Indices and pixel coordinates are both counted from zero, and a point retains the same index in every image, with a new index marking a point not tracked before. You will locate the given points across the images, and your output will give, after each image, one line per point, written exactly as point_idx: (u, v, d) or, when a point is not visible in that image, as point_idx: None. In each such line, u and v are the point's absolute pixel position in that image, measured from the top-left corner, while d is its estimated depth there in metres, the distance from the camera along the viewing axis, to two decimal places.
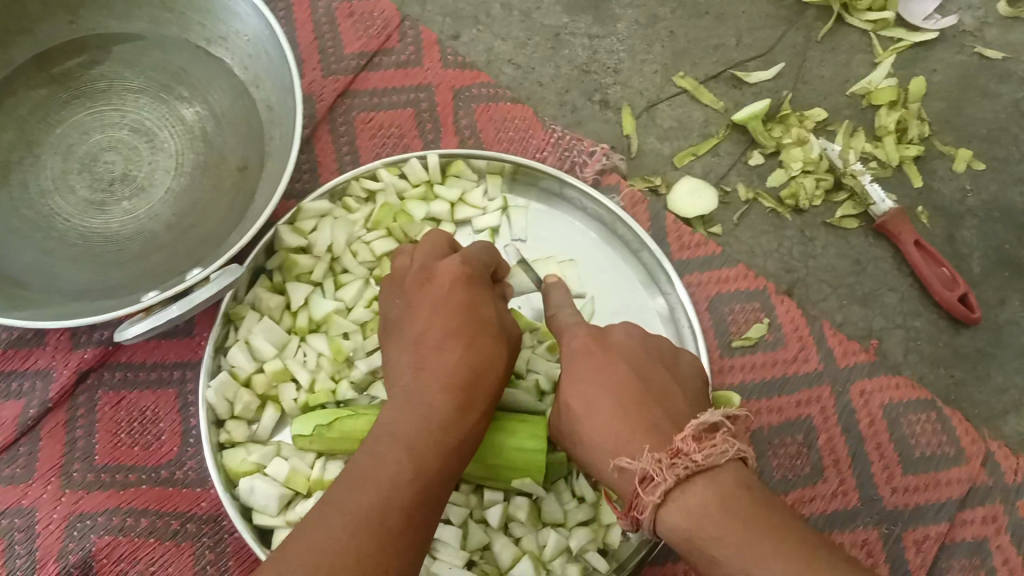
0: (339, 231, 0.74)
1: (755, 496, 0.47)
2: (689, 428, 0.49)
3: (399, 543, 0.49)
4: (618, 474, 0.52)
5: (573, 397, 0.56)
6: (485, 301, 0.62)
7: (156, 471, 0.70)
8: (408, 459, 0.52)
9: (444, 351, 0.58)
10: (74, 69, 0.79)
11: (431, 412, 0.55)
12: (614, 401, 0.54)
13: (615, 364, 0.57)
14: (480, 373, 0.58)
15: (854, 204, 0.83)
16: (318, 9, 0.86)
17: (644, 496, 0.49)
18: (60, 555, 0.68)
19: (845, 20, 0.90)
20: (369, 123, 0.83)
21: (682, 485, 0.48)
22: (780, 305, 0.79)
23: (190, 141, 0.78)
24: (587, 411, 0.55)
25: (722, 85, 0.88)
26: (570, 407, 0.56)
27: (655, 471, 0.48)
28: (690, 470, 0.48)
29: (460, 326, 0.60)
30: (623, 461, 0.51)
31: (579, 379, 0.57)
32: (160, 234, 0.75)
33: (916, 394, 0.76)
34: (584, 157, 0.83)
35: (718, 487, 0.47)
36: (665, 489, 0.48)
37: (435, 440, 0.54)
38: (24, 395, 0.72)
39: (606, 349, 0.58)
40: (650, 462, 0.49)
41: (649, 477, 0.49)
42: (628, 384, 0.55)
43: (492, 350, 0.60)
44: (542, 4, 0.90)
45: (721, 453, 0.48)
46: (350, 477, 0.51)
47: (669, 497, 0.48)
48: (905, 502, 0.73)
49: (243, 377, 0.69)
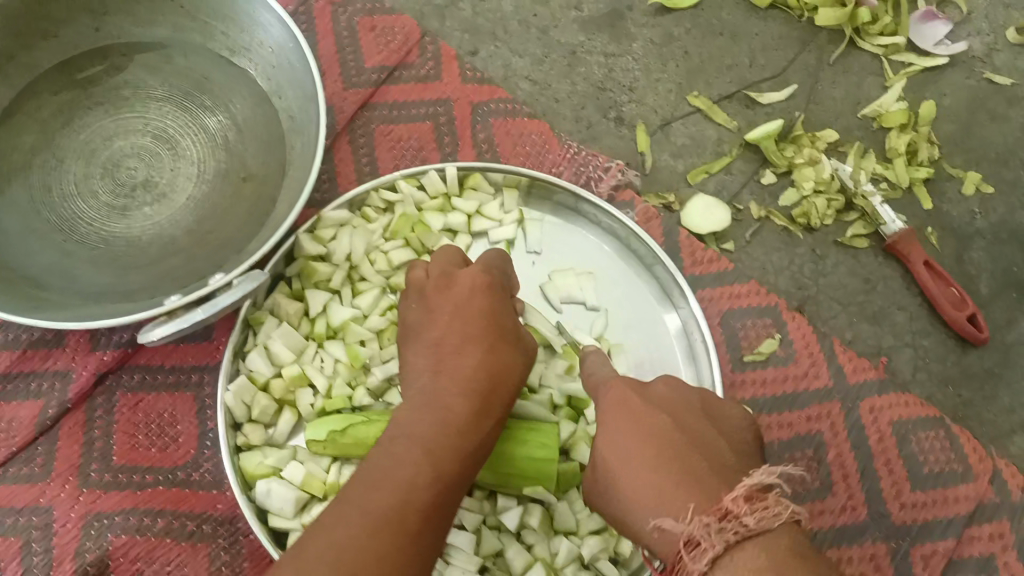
0: (358, 240, 0.75)
1: (815, 565, 0.43)
2: (736, 492, 0.46)
3: (414, 543, 0.49)
4: (659, 535, 0.49)
5: (608, 450, 0.55)
6: (506, 312, 0.64)
7: (172, 472, 0.71)
8: (424, 460, 0.52)
9: (462, 357, 0.60)
10: (99, 76, 0.80)
11: (448, 415, 0.56)
12: (654, 456, 0.53)
13: (651, 415, 0.56)
14: (496, 379, 0.59)
15: (865, 224, 0.84)
16: (339, 21, 0.87)
17: (691, 562, 0.46)
18: (76, 554, 0.69)
19: (856, 44, 0.91)
20: (387, 135, 0.84)
21: (733, 551, 0.45)
22: (791, 322, 0.79)
23: (212, 148, 0.79)
24: (625, 466, 0.54)
25: (736, 105, 0.89)
26: (607, 463, 0.55)
27: (702, 534, 0.45)
28: (740, 535, 0.45)
29: (479, 334, 0.61)
30: (666, 521, 0.48)
31: (615, 433, 0.56)
32: (181, 240, 0.76)
33: (924, 411, 0.77)
34: (599, 173, 0.84)
35: (771, 552, 0.44)
36: (713, 556, 0.45)
37: (451, 443, 0.54)
38: (42, 395, 0.72)
39: (643, 402, 0.57)
40: (697, 525, 0.46)
41: (696, 541, 0.46)
42: (672, 441, 0.53)
43: (509, 358, 0.61)
44: (559, 22, 0.91)
45: (772, 517, 0.45)
46: (367, 478, 0.52)
47: (718, 565, 0.45)
48: (913, 518, 0.74)
49: (261, 381, 0.70)
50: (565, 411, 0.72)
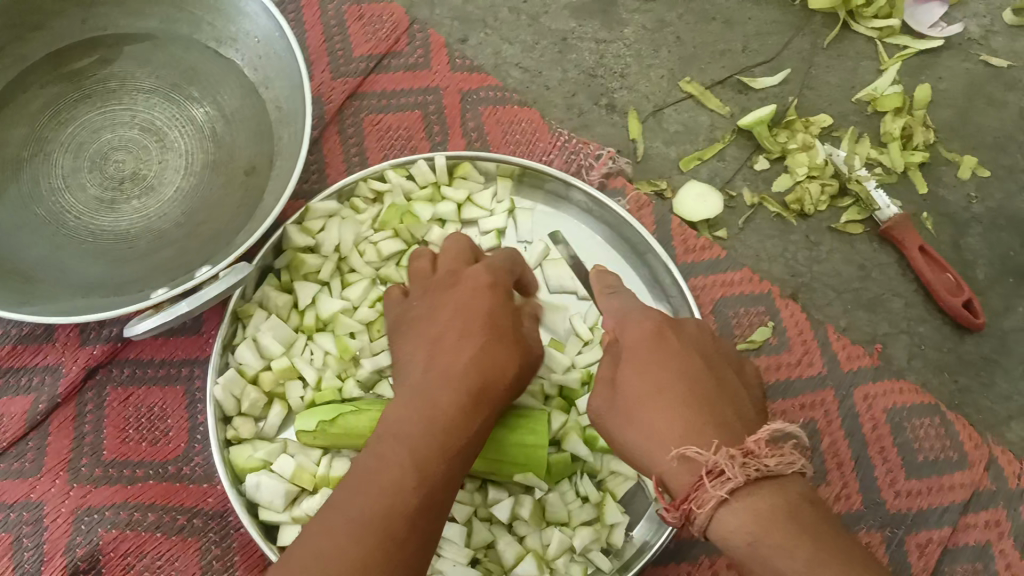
0: (346, 231, 0.74)
1: (818, 513, 0.47)
2: (760, 434, 0.48)
3: (402, 549, 0.48)
4: (678, 465, 0.50)
5: (635, 378, 0.55)
6: (504, 310, 0.62)
7: (164, 466, 0.71)
8: (411, 461, 0.51)
9: (458, 351, 0.57)
10: (85, 68, 0.79)
11: (438, 413, 0.54)
12: (685, 388, 0.53)
13: (684, 356, 0.56)
14: (489, 374, 0.57)
15: (859, 209, 0.83)
16: (327, 11, 0.87)
17: (710, 489, 0.47)
18: (66, 549, 0.68)
19: (851, 27, 0.90)
20: (377, 125, 0.83)
21: (750, 487, 0.47)
22: (785, 309, 0.79)
23: (200, 140, 0.79)
24: (651, 395, 0.53)
25: (729, 90, 0.88)
26: (630, 389, 0.55)
27: (728, 466, 0.47)
28: (761, 473, 0.47)
29: (475, 330, 0.59)
30: (690, 450, 0.49)
31: (643, 367, 0.55)
32: (170, 232, 0.75)
33: (920, 399, 0.76)
34: (590, 161, 0.84)
35: (784, 496, 0.47)
36: (734, 487, 0.47)
37: (439, 441, 0.52)
38: (33, 390, 0.72)
39: (677, 341, 0.57)
40: (722, 455, 0.47)
41: (719, 472, 0.47)
42: (698, 378, 0.54)
43: (504, 355, 0.59)
44: (550, 8, 0.91)
45: (789, 463, 0.47)
46: (355, 481, 0.50)
47: (735, 496, 0.47)
48: (908, 506, 0.73)
49: (250, 374, 0.69)
50: (558, 401, 0.71)
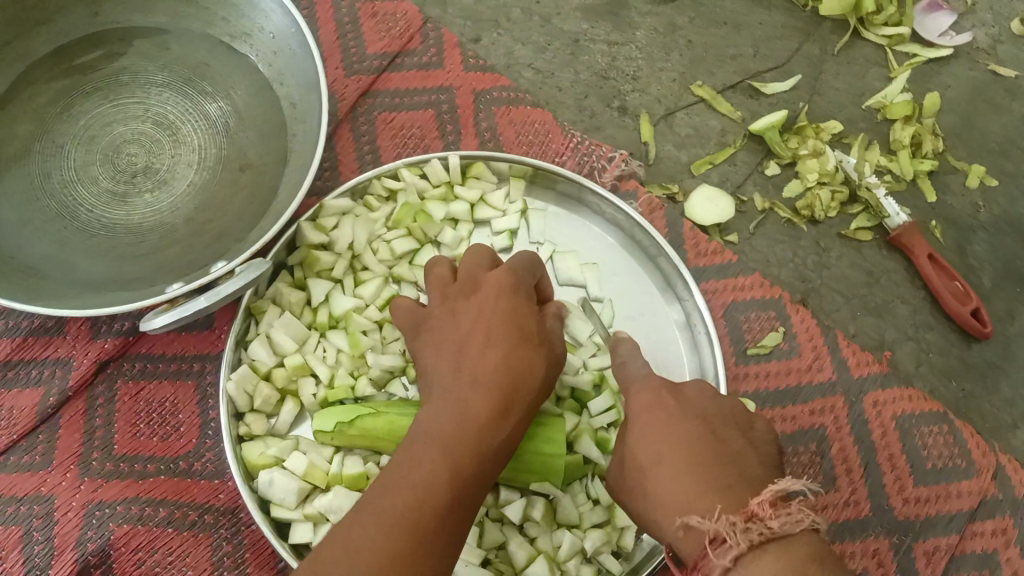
0: (360, 230, 0.74)
1: (835, 570, 0.42)
2: (764, 496, 0.45)
3: (431, 550, 0.47)
4: (684, 535, 0.48)
5: (641, 450, 0.54)
6: (529, 312, 0.61)
7: (174, 462, 0.70)
8: (441, 463, 0.50)
9: (487, 354, 0.57)
10: (97, 61, 0.79)
11: (468, 416, 0.54)
12: (686, 452, 0.51)
13: (687, 420, 0.54)
14: (518, 378, 0.57)
15: (868, 216, 0.83)
16: (340, 7, 0.86)
17: (713, 559, 0.45)
18: (77, 543, 0.68)
19: (861, 34, 0.91)
20: (389, 123, 0.83)
21: (754, 553, 0.43)
22: (795, 315, 0.79)
23: (213, 135, 0.78)
24: (654, 468, 0.52)
25: (740, 95, 0.89)
26: (639, 461, 0.53)
27: (728, 533, 0.44)
28: (764, 536, 0.43)
29: (500, 333, 0.59)
30: (692, 519, 0.47)
31: (649, 435, 0.54)
32: (181, 227, 0.75)
33: (929, 406, 0.76)
34: (603, 163, 0.84)
35: (794, 555, 0.42)
36: (737, 553, 0.44)
37: (469, 443, 0.52)
38: (44, 383, 0.71)
39: (679, 410, 0.55)
40: (723, 523, 0.45)
41: (721, 540, 0.45)
42: (701, 436, 0.52)
43: (532, 355, 0.59)
44: (562, 10, 0.91)
45: (795, 521, 0.44)
46: (384, 480, 0.50)
47: (741, 562, 0.43)
48: (916, 512, 0.74)
49: (263, 371, 0.69)
50: (569, 403, 0.72)
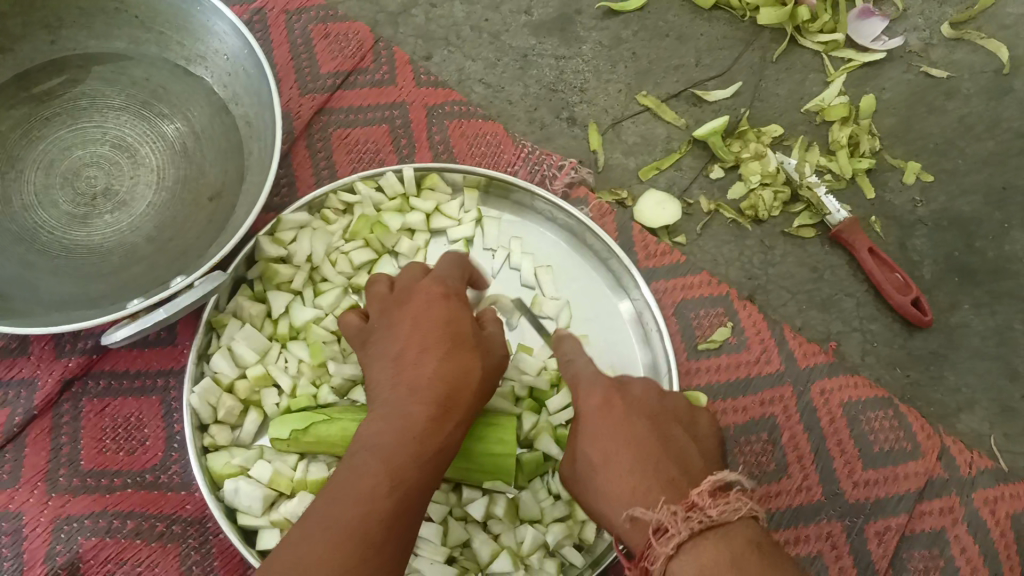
0: (318, 242, 0.76)
1: (766, 552, 0.46)
2: (702, 490, 0.50)
3: (377, 555, 0.50)
4: (632, 527, 0.52)
5: (590, 445, 0.58)
6: (463, 317, 0.63)
7: (142, 475, 0.70)
8: (383, 471, 0.53)
9: (423, 362, 0.59)
10: (56, 87, 0.80)
11: (408, 424, 0.56)
12: (630, 447, 0.56)
13: (631, 413, 0.59)
14: (454, 381, 0.59)
15: (811, 214, 0.86)
16: (293, 30, 0.89)
17: (657, 546, 0.49)
18: (46, 558, 0.68)
19: (798, 41, 0.95)
20: (344, 139, 0.86)
21: (694, 539, 0.48)
22: (743, 310, 0.82)
23: (171, 156, 0.80)
24: (604, 462, 0.56)
25: (683, 103, 0.92)
26: (587, 458, 0.58)
27: (671, 522, 0.49)
28: (704, 524, 0.48)
29: (437, 340, 0.61)
30: (637, 511, 0.52)
31: (599, 432, 0.58)
32: (142, 247, 0.76)
33: (874, 393, 0.79)
34: (553, 171, 0.87)
35: (730, 541, 0.47)
36: (679, 541, 0.48)
37: (410, 448, 0.55)
38: (7, 403, 0.71)
39: (625, 406, 0.60)
40: (666, 514, 0.50)
41: (663, 528, 0.49)
42: (644, 434, 0.57)
43: (469, 359, 0.61)
44: (510, 26, 0.93)
45: (733, 510, 0.48)
46: (331, 492, 0.52)
47: (683, 549, 0.48)
48: (865, 495, 0.76)
49: (225, 382, 0.71)
50: (529, 403, 0.73)
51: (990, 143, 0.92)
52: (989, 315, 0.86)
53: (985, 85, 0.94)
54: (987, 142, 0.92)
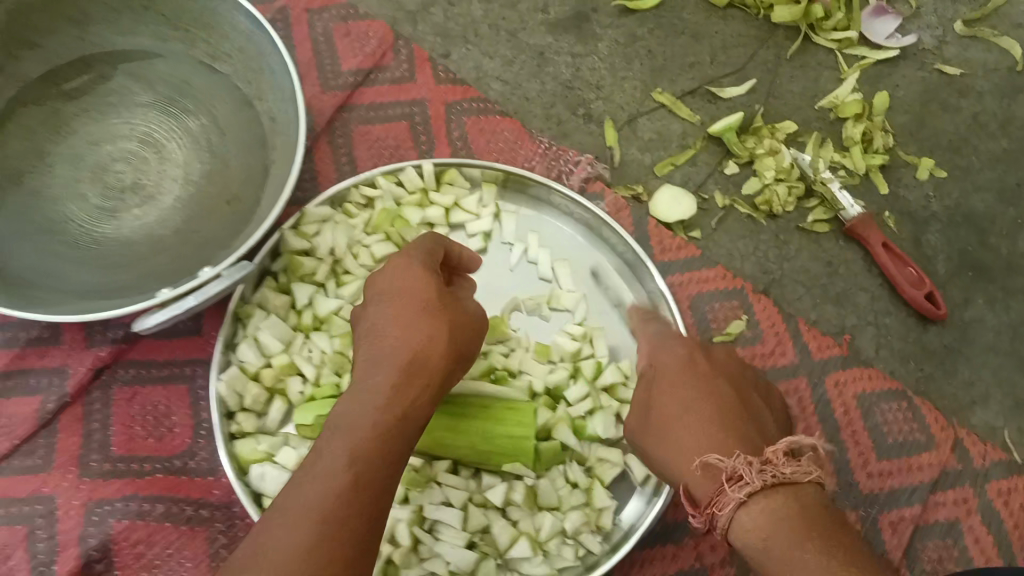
0: (340, 235, 0.78)
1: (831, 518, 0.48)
2: (778, 449, 0.51)
3: (343, 533, 0.45)
4: (701, 473, 0.53)
5: (664, 403, 0.59)
6: (433, 289, 0.61)
7: (170, 461, 0.72)
8: (348, 441, 0.50)
9: (390, 336, 0.58)
10: (84, 84, 0.82)
11: (369, 387, 0.55)
12: (711, 405, 0.57)
13: (714, 375, 0.61)
14: (412, 342, 0.58)
15: (825, 209, 0.88)
16: (315, 27, 0.91)
17: (730, 492, 0.50)
18: (79, 540, 0.69)
19: (812, 39, 0.96)
20: (366, 135, 0.87)
21: (766, 491, 0.49)
22: (758, 304, 0.83)
23: (197, 151, 0.82)
24: (677, 417, 0.58)
25: (699, 100, 0.93)
26: (659, 412, 0.59)
27: (746, 471, 0.50)
28: (776, 478, 0.49)
29: (404, 313, 0.59)
30: (712, 458, 0.53)
31: (674, 383, 0.60)
32: (169, 239, 0.78)
33: (888, 385, 0.80)
34: (569, 167, 0.88)
35: (799, 501, 0.49)
36: (752, 490, 0.49)
37: (376, 419, 0.52)
38: (42, 391, 0.74)
39: (707, 367, 0.62)
40: (741, 462, 0.51)
41: (738, 477, 0.50)
42: (725, 396, 0.58)
43: (439, 331, 0.59)
44: (527, 25, 0.95)
45: (805, 473, 0.50)
46: (307, 459, 0.51)
47: (753, 498, 0.49)
48: (880, 486, 0.77)
49: (251, 371, 0.73)
50: (544, 399, 0.75)
51: (1004, 141, 0.93)
52: (1004, 311, 0.86)
53: (999, 82, 0.95)
54: (1001, 140, 0.93)
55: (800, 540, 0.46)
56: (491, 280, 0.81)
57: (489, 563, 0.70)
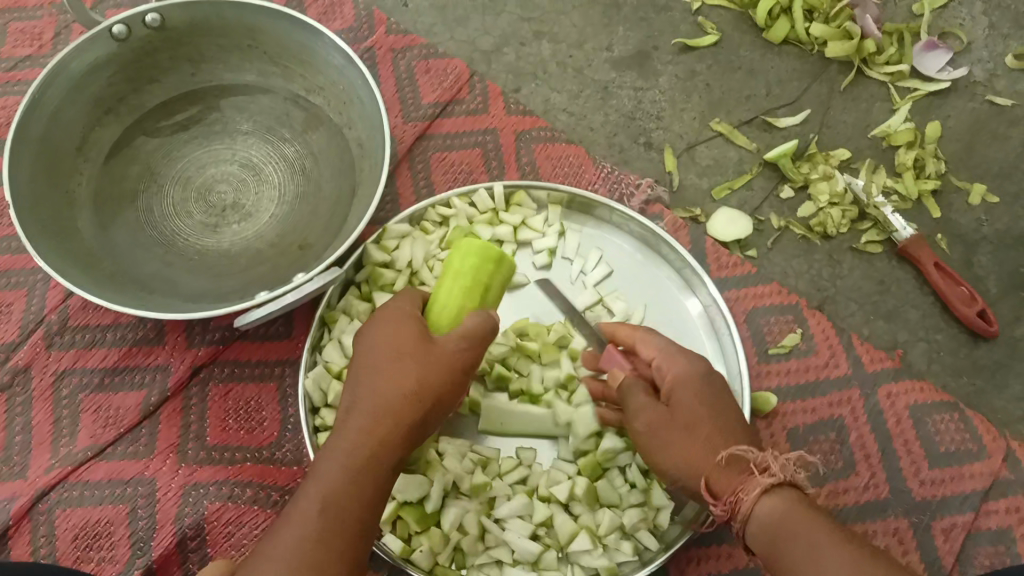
0: (418, 250, 0.84)
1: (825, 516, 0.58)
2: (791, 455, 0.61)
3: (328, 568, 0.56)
4: (728, 462, 0.60)
5: (693, 404, 0.64)
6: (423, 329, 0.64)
7: (259, 451, 0.79)
8: (335, 482, 0.58)
9: (379, 370, 0.62)
10: (194, 114, 0.91)
11: (354, 438, 0.60)
12: (735, 418, 0.64)
13: (725, 394, 0.66)
14: (401, 394, 0.61)
15: (878, 231, 0.92)
16: (398, 65, 0.99)
17: (759, 479, 0.58)
18: (176, 519, 0.77)
19: (865, 73, 1.01)
20: (442, 161, 0.95)
21: (784, 488, 0.58)
22: (813, 318, 0.87)
23: (291, 174, 0.90)
24: (704, 422, 0.63)
25: (755, 129, 0.98)
26: (685, 415, 0.63)
27: (777, 464, 0.59)
28: (791, 479, 0.59)
29: (394, 347, 0.63)
30: (745, 449, 0.60)
31: (699, 394, 0.64)
32: (266, 251, 0.86)
33: (940, 397, 0.83)
34: (631, 189, 0.94)
35: (804, 500, 0.58)
36: (778, 481, 0.58)
37: (354, 460, 0.59)
38: (146, 385, 0.81)
39: (721, 380, 0.67)
40: (769, 456, 0.60)
41: (766, 467, 0.59)
42: (734, 408, 0.65)
43: (425, 371, 0.62)
44: (592, 62, 1.02)
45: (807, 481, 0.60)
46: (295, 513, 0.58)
47: (774, 490, 0.58)
48: (931, 493, 0.80)
49: (335, 369, 0.79)
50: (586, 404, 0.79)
51: None
52: None
53: None
54: None
55: (816, 517, 0.56)
56: (555, 293, 0.87)
57: (551, 554, 0.74)
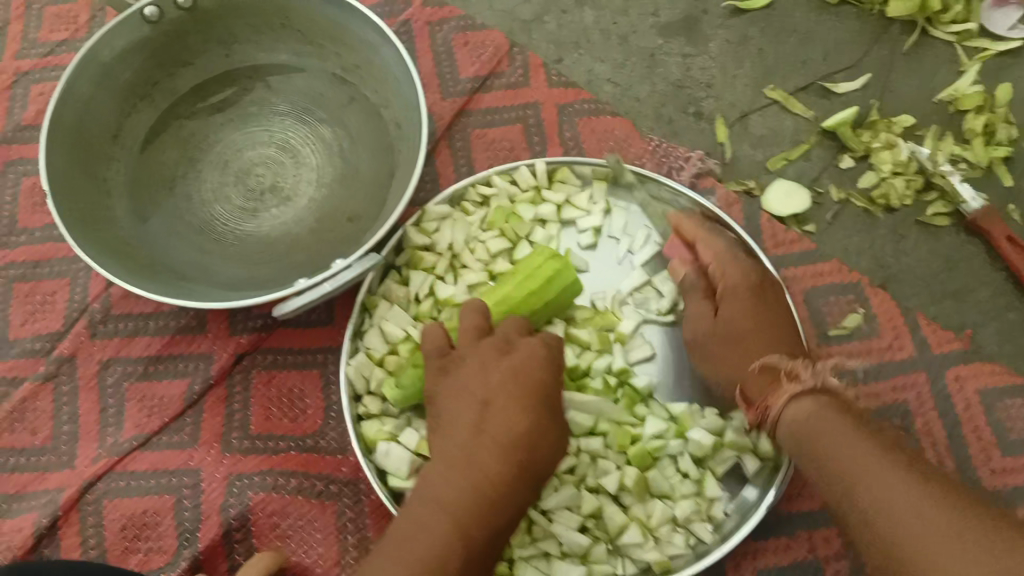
0: (458, 232, 0.82)
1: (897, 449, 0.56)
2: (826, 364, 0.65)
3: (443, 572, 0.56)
4: (759, 372, 0.67)
5: (737, 317, 0.71)
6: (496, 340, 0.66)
7: (303, 440, 0.78)
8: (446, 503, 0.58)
9: (477, 388, 0.62)
10: (229, 96, 0.90)
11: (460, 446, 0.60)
12: (772, 325, 0.70)
13: (773, 302, 0.72)
14: (503, 421, 0.61)
15: (945, 202, 0.86)
16: (436, 39, 0.96)
17: (784, 385, 0.64)
18: (221, 510, 0.76)
19: (929, 33, 0.94)
20: (483, 138, 0.92)
21: (813, 391, 0.63)
22: (875, 297, 0.83)
23: (329, 155, 0.88)
24: (744, 334, 0.70)
25: (812, 96, 0.93)
26: (729, 324, 0.71)
27: (803, 369, 0.64)
28: (822, 386, 0.63)
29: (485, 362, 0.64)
30: (772, 359, 0.67)
31: (745, 305, 0.71)
32: (304, 235, 0.85)
33: (1011, 380, 0.79)
34: (681, 163, 0.90)
35: (838, 406, 0.61)
36: (804, 388, 0.63)
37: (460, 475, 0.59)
38: (189, 374, 0.81)
39: (771, 293, 0.73)
40: (797, 363, 0.65)
41: (793, 373, 0.65)
42: (778, 317, 0.72)
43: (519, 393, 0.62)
44: (638, 28, 0.97)
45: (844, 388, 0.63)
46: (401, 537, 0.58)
47: (801, 395, 0.63)
48: (1003, 483, 0.76)
49: (377, 357, 0.77)
50: (626, 390, 0.77)
51: None
52: None
53: None
54: None
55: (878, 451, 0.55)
56: (600, 274, 0.84)
57: (601, 547, 0.72)
